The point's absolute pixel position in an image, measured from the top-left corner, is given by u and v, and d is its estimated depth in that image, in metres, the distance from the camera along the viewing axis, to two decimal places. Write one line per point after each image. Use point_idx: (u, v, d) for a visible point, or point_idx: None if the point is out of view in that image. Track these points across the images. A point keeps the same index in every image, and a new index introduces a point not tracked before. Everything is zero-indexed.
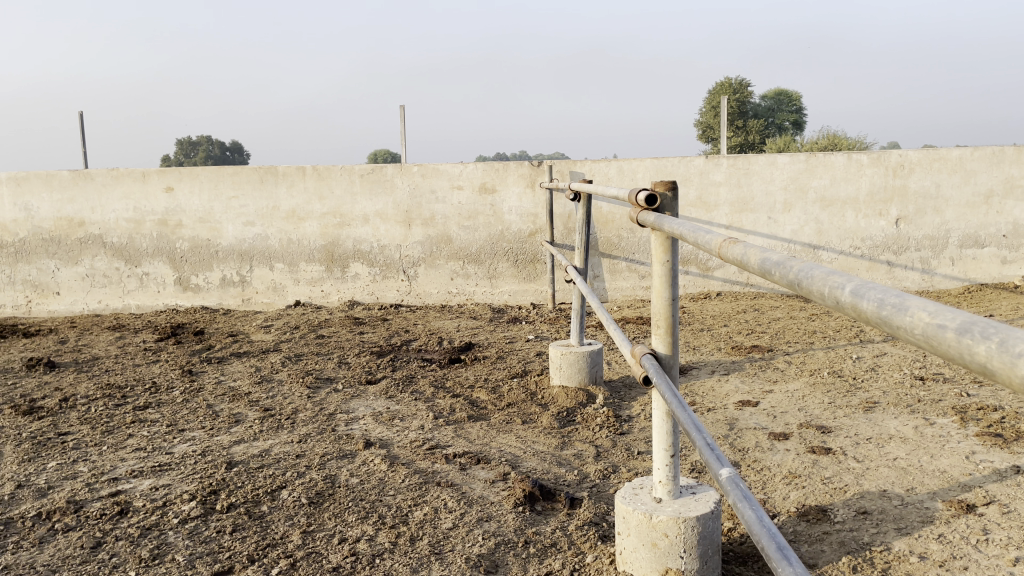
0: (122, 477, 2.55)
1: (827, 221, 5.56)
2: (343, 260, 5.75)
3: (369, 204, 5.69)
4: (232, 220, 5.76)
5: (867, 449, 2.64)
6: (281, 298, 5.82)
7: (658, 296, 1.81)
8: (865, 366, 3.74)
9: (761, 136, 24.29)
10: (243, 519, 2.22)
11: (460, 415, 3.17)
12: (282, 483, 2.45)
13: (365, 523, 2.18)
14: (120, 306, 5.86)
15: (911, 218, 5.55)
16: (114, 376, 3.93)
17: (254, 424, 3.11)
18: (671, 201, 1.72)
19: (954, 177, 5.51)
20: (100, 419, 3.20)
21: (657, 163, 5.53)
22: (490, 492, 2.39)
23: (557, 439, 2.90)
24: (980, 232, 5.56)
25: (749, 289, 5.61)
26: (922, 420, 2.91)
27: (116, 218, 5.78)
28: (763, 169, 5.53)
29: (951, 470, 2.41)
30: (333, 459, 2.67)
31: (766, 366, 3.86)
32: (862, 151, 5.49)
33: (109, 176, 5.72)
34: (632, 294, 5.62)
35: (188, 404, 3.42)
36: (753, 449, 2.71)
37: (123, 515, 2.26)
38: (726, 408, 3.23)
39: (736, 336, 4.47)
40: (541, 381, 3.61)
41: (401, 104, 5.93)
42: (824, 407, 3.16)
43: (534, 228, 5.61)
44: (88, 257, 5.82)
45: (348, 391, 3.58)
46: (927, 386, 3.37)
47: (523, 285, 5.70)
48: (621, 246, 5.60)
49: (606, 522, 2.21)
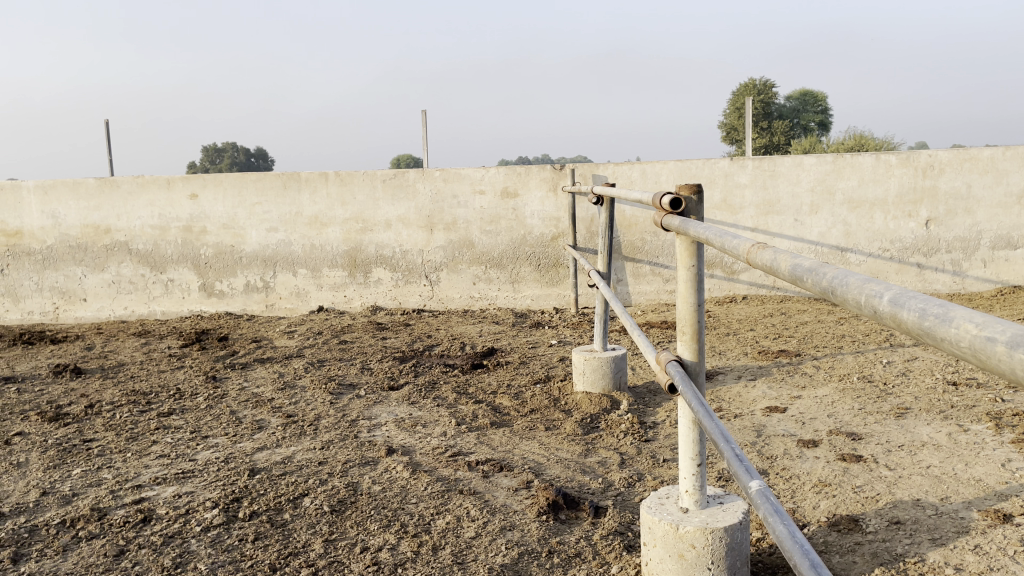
0: (146, 484, 2.55)
1: (855, 223, 5.47)
2: (365, 266, 5.76)
3: (391, 209, 5.69)
4: (256, 226, 5.79)
5: (899, 456, 2.58)
6: (304, 304, 5.84)
7: (683, 301, 1.77)
8: (896, 371, 3.66)
9: (785, 137, 23.98)
10: (266, 527, 2.21)
11: (483, 421, 3.14)
12: (304, 491, 2.44)
13: (387, 532, 2.16)
14: (146, 312, 5.92)
15: (941, 219, 5.45)
16: (139, 382, 3.95)
17: (277, 430, 3.10)
18: (696, 205, 1.69)
19: (986, 177, 5.40)
20: (125, 425, 3.22)
21: (680, 165, 5.48)
22: (513, 501, 2.36)
23: (580, 446, 2.86)
24: (1013, 233, 5.44)
25: (775, 292, 5.54)
26: (955, 427, 2.84)
27: (141, 225, 5.82)
28: (789, 170, 5.47)
29: (987, 478, 2.34)
30: (355, 466, 2.66)
31: (794, 371, 3.79)
32: (891, 152, 5.41)
33: (134, 184, 5.77)
34: (656, 298, 5.57)
35: (211, 410, 3.42)
36: (782, 457, 2.66)
37: (147, 522, 2.26)
38: (753, 414, 3.18)
39: (763, 341, 4.40)
40: (565, 387, 3.58)
41: (423, 109, 5.93)
42: (854, 413, 3.09)
43: (557, 232, 5.58)
44: (115, 264, 5.88)
45: (371, 397, 3.57)
46: (960, 391, 3.29)
47: (546, 290, 5.67)
48: (645, 250, 5.55)
49: (631, 531, 2.17)
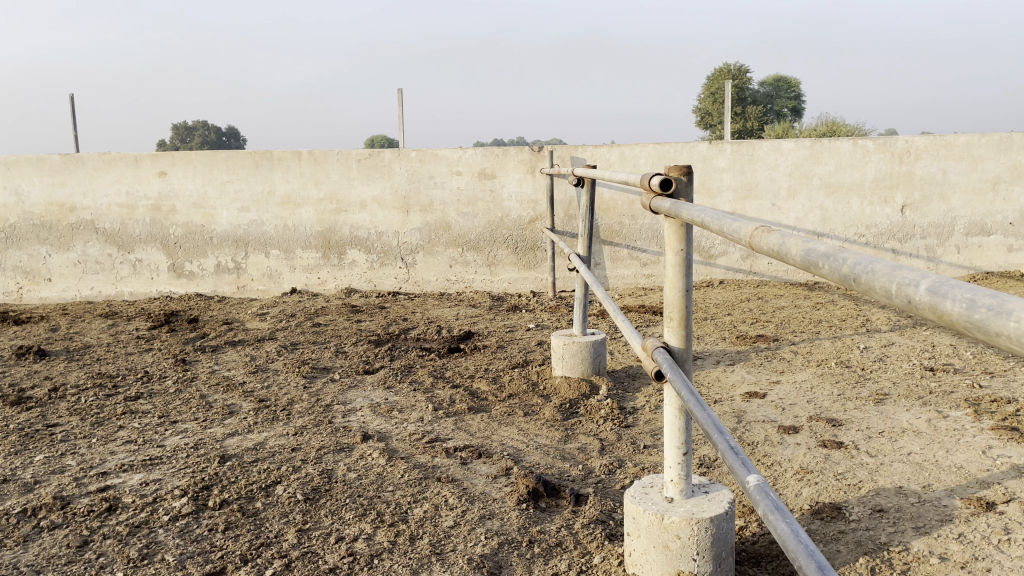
0: (111, 471, 2.46)
1: (832, 208, 5.47)
2: (339, 247, 5.66)
3: (366, 189, 5.58)
4: (227, 206, 5.66)
5: (880, 443, 2.57)
6: (276, 285, 5.73)
7: (671, 287, 1.72)
8: (874, 356, 3.66)
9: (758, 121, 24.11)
10: (237, 516, 2.14)
11: (461, 406, 3.09)
12: (277, 479, 2.37)
13: (363, 521, 2.10)
14: (113, 293, 5.77)
15: (916, 205, 5.46)
16: (105, 365, 3.83)
17: (249, 415, 3.02)
18: (686, 186, 1.63)
19: (961, 163, 5.41)
20: (91, 410, 3.11)
21: (659, 148, 5.44)
22: (492, 489, 2.31)
23: (560, 431, 2.81)
24: (986, 220, 5.47)
25: (752, 277, 5.53)
26: (934, 413, 2.83)
27: (108, 203, 5.67)
28: (767, 154, 5.45)
29: (968, 465, 2.34)
30: (330, 453, 2.59)
31: (772, 356, 3.78)
32: (868, 137, 5.41)
33: (101, 161, 5.61)
34: (634, 283, 5.54)
35: (181, 394, 3.33)
36: (762, 443, 2.63)
37: (112, 511, 2.18)
38: (733, 399, 3.15)
39: (741, 326, 4.38)
40: (543, 371, 3.53)
41: (399, 88, 5.83)
42: (833, 399, 3.08)
43: (535, 215, 5.52)
44: (80, 243, 5.72)
45: (345, 381, 3.49)
46: (937, 376, 3.29)
47: (523, 273, 5.61)
48: (623, 233, 5.50)
49: (613, 520, 2.13)
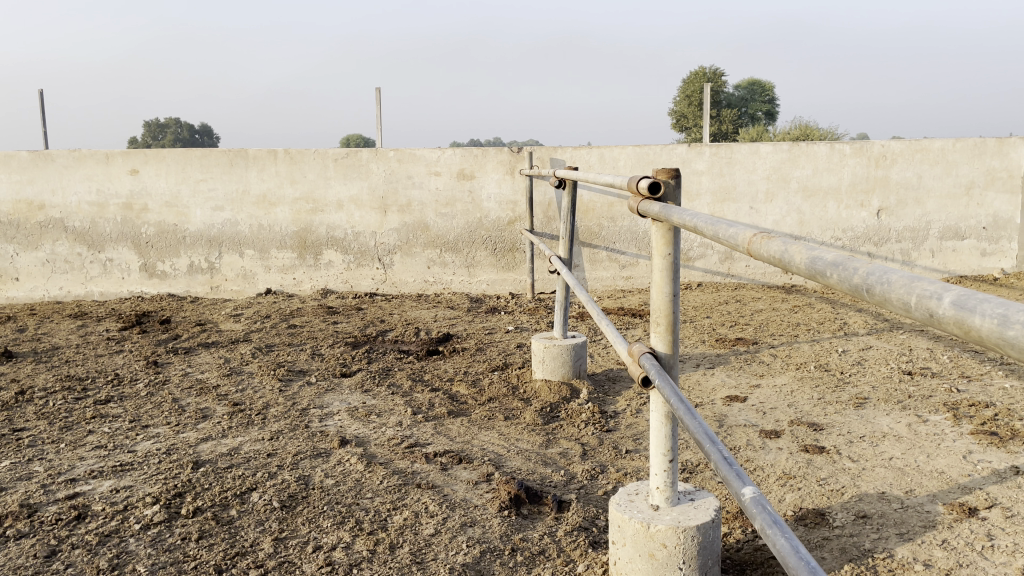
0: (80, 478, 2.39)
1: (809, 212, 5.50)
2: (316, 248, 5.59)
3: (343, 189, 5.52)
4: (200, 205, 5.56)
5: (862, 448, 2.56)
6: (251, 286, 5.65)
7: (658, 291, 1.69)
8: (852, 360, 3.67)
9: (733, 124, 24.26)
10: (210, 525, 2.08)
11: (440, 410, 3.05)
12: (252, 485, 2.31)
13: (341, 529, 2.05)
14: (82, 293, 5.65)
15: (892, 209, 5.50)
16: (74, 367, 3.74)
17: (223, 419, 2.96)
18: (674, 190, 1.60)
19: (936, 168, 5.45)
20: (59, 414, 3.03)
21: (639, 150, 5.43)
22: (473, 495, 2.27)
23: (541, 436, 2.78)
24: (960, 224, 5.52)
25: (730, 279, 5.54)
26: (914, 418, 2.84)
27: (77, 201, 5.55)
28: (746, 157, 5.46)
29: (949, 471, 2.34)
30: (306, 458, 2.54)
31: (751, 359, 3.78)
32: (844, 141, 5.44)
33: (71, 158, 5.49)
34: (612, 285, 5.53)
35: (152, 398, 3.25)
36: (745, 448, 2.62)
37: (81, 520, 2.11)
38: (714, 403, 3.14)
39: (720, 328, 4.38)
40: (524, 374, 3.50)
41: (377, 87, 5.77)
42: (813, 403, 3.08)
43: (513, 216, 5.49)
44: (49, 242, 5.59)
45: (322, 385, 3.43)
46: (915, 381, 3.30)
47: (502, 275, 5.57)
48: (602, 235, 5.49)
49: (596, 527, 2.10)
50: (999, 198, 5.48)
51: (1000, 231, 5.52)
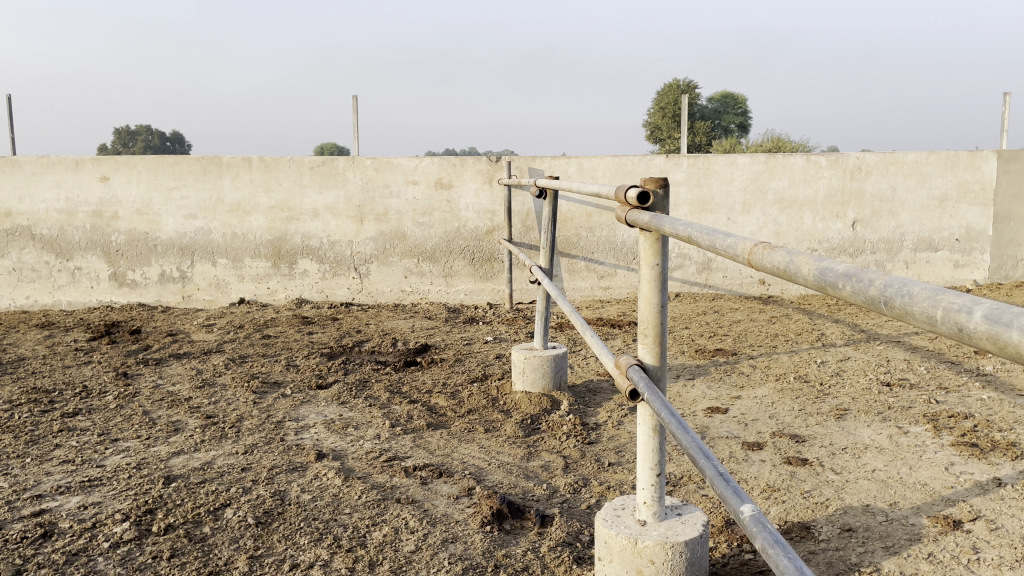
0: (46, 494, 2.31)
1: (785, 223, 5.53)
2: (290, 257, 5.51)
3: (319, 198, 5.45)
4: (172, 213, 5.46)
5: (844, 460, 2.55)
6: (224, 296, 5.55)
7: (646, 302, 1.66)
8: (831, 371, 3.68)
9: (705, 136, 24.48)
10: (183, 542, 2.01)
11: (419, 423, 2.99)
12: (226, 501, 2.25)
13: (318, 546, 2.00)
14: (50, 302, 5.52)
15: (867, 221, 5.54)
16: (41, 379, 3.64)
17: (195, 433, 2.88)
18: (662, 200, 1.57)
19: (910, 180, 5.50)
20: (24, 427, 2.93)
21: (617, 160, 5.43)
22: (454, 510, 2.22)
23: (522, 449, 2.74)
24: (934, 236, 5.57)
25: (707, 290, 5.55)
26: (895, 429, 2.84)
27: (46, 209, 5.43)
28: (723, 168, 5.48)
29: (932, 483, 2.33)
30: (282, 473, 2.48)
31: (731, 370, 3.77)
32: (820, 153, 5.47)
33: (39, 164, 5.37)
34: (590, 295, 5.51)
35: (121, 410, 3.16)
36: (728, 461, 2.59)
37: (47, 538, 2.03)
38: (695, 415, 3.11)
39: (699, 339, 4.37)
40: (504, 386, 3.45)
41: (353, 94, 5.71)
42: (794, 415, 3.07)
43: (491, 225, 5.45)
44: (16, 250, 5.46)
45: (298, 397, 3.37)
46: (894, 392, 3.31)
47: (479, 284, 5.53)
48: (580, 245, 5.47)
49: (580, 542, 2.07)
50: (972, 210, 5.54)
51: (973, 243, 5.58)
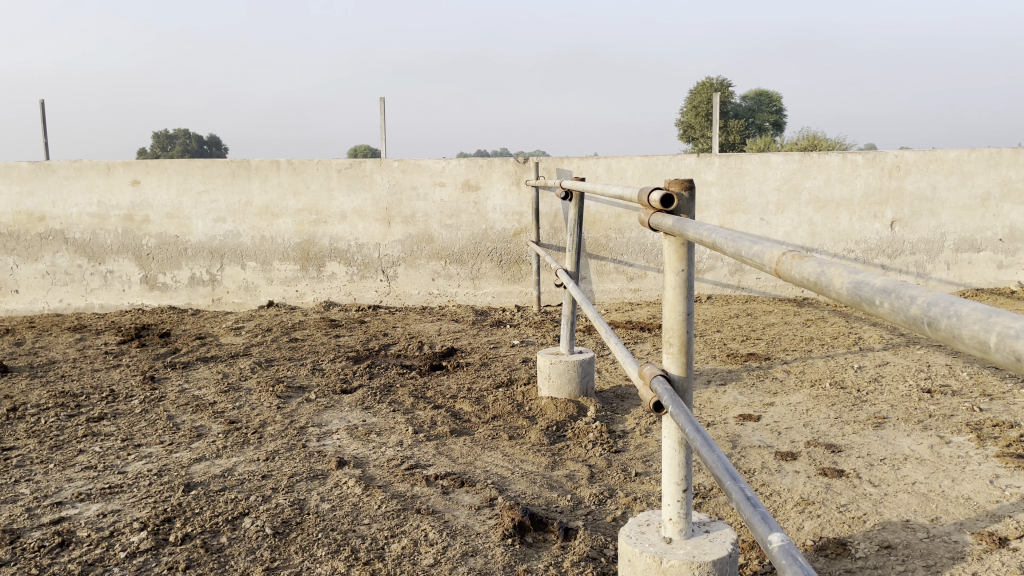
0: (67, 501, 2.29)
1: (821, 223, 5.39)
2: (318, 259, 5.50)
3: (347, 200, 5.44)
4: (202, 216, 5.49)
5: (882, 471, 2.45)
6: (253, 298, 5.56)
7: (671, 310, 1.59)
8: (868, 376, 3.55)
9: (739, 136, 24.19)
10: (199, 553, 1.98)
11: (443, 429, 2.94)
12: (245, 510, 2.21)
13: (336, 559, 1.95)
14: (82, 305, 5.57)
15: (906, 220, 5.38)
16: (70, 382, 3.65)
17: (218, 438, 2.86)
18: (687, 203, 1.50)
19: (951, 179, 5.33)
20: (50, 432, 2.94)
21: (647, 161, 5.34)
22: (476, 521, 2.16)
23: (547, 457, 2.68)
24: (976, 236, 5.39)
25: (740, 292, 5.43)
26: (936, 439, 2.72)
27: (78, 213, 5.48)
28: (756, 168, 5.36)
29: (976, 497, 2.23)
30: (302, 481, 2.44)
31: (764, 376, 3.66)
32: (857, 151, 5.33)
33: (71, 169, 5.43)
34: (620, 297, 5.42)
35: (146, 415, 3.16)
36: (760, 471, 2.50)
37: (65, 547, 2.01)
38: (726, 422, 3.02)
39: (732, 343, 4.27)
40: (530, 391, 3.39)
41: (381, 97, 5.70)
42: (830, 423, 2.96)
43: (519, 227, 5.39)
44: (49, 254, 5.52)
45: (322, 402, 3.34)
46: (936, 399, 3.18)
47: (507, 286, 5.48)
48: (609, 247, 5.39)
49: (604, 557, 2.00)
50: (1016, 209, 5.35)
51: (1017, 244, 5.39)
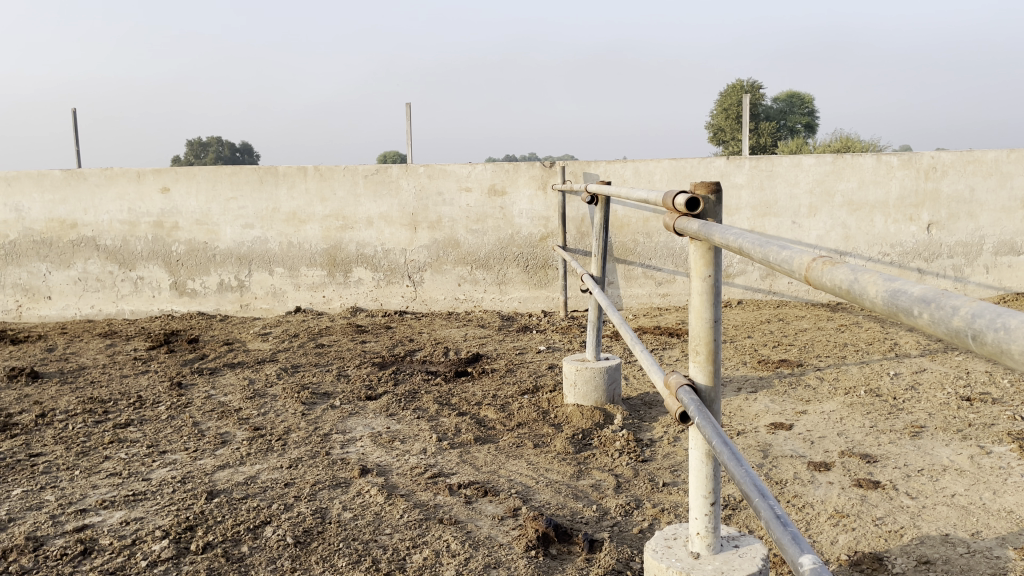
0: (91, 509, 2.29)
1: (855, 226, 5.28)
2: (345, 265, 5.51)
3: (373, 206, 5.44)
4: (230, 222, 5.52)
5: (920, 483, 2.36)
6: (281, 304, 5.58)
7: (698, 317, 1.54)
8: (905, 384, 3.45)
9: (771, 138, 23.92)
10: (220, 563, 1.96)
11: (467, 437, 2.91)
12: (267, 518, 2.20)
13: (356, 570, 1.92)
14: (113, 311, 5.63)
15: (943, 223, 5.24)
16: (99, 388, 3.68)
17: (242, 445, 2.86)
18: (714, 206, 1.46)
19: (990, 180, 5.19)
20: (77, 438, 2.95)
21: (675, 164, 5.27)
22: (499, 532, 2.12)
23: (573, 466, 2.63)
24: (1016, 238, 5.24)
25: (772, 296, 5.34)
26: (977, 449, 2.63)
27: (109, 220, 5.55)
28: (787, 170, 5.27)
29: (1019, 510, 2.14)
30: (325, 489, 2.42)
31: (796, 383, 3.58)
32: (892, 152, 5.21)
33: (102, 176, 5.49)
34: (648, 302, 5.36)
35: (172, 421, 3.17)
36: (792, 482, 2.43)
37: (87, 555, 2.01)
38: (757, 431, 2.95)
39: (762, 349, 4.18)
40: (555, 398, 3.34)
41: (407, 102, 5.70)
42: (865, 432, 2.87)
43: (546, 232, 5.35)
44: (81, 260, 5.59)
45: (346, 408, 3.32)
46: (975, 408, 3.07)
47: (534, 292, 5.44)
48: (637, 251, 5.33)
49: (630, 570, 1.95)
50: None
51: None
